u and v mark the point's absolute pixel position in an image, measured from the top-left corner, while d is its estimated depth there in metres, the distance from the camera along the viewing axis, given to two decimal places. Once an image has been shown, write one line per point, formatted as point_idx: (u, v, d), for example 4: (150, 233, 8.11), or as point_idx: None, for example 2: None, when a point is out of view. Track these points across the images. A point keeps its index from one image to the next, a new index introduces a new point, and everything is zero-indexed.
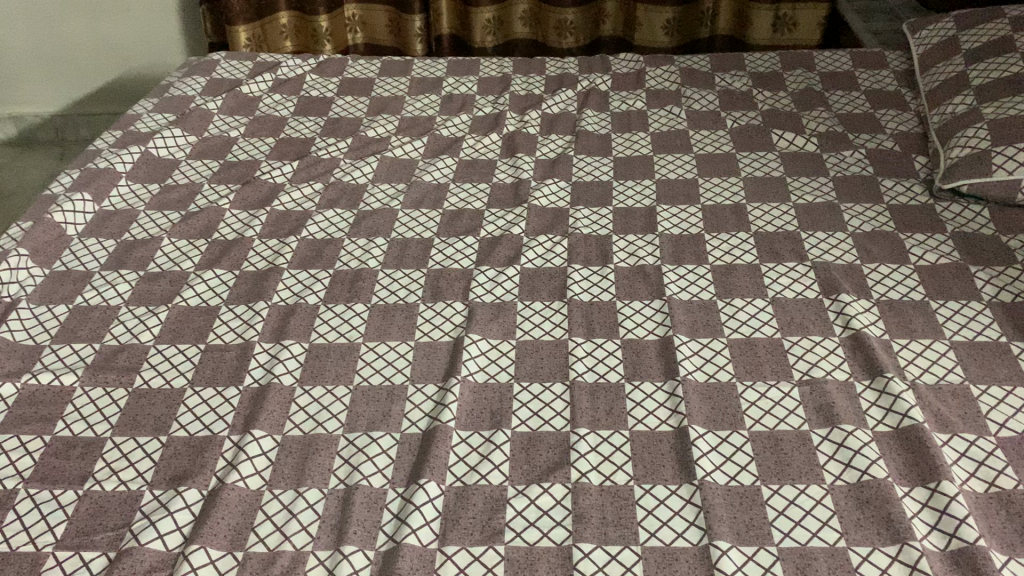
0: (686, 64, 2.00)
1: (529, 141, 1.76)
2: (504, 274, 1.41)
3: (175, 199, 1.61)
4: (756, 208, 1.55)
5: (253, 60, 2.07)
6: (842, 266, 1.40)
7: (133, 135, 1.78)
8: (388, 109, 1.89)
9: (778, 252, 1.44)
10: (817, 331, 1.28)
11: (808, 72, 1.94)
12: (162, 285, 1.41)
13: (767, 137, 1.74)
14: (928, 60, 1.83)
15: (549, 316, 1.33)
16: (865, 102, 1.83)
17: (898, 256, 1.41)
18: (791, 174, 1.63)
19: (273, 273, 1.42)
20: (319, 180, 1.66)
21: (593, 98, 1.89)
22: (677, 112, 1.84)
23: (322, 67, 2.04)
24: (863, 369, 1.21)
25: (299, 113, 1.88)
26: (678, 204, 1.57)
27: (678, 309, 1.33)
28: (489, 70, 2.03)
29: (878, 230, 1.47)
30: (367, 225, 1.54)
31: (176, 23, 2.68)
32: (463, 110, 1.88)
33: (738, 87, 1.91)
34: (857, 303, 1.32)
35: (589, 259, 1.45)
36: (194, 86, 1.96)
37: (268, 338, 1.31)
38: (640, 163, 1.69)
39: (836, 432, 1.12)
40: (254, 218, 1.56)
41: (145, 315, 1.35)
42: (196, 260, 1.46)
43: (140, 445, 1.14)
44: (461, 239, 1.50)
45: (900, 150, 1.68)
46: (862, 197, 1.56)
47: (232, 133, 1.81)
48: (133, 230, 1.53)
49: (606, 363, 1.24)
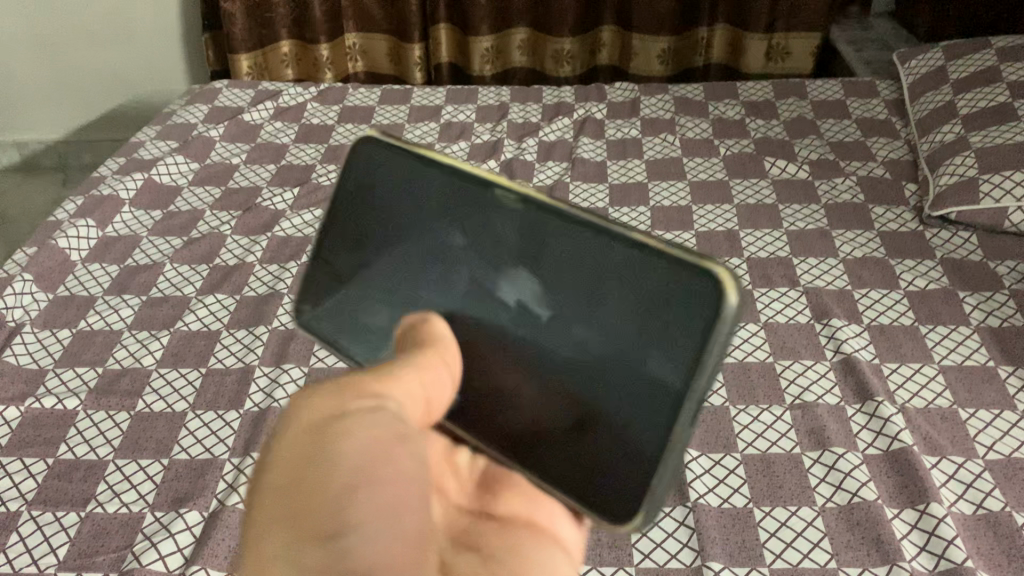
0: (680, 93, 2.03)
1: (526, 168, 1.79)
2: None
3: (177, 225, 1.64)
4: (749, 234, 1.58)
5: (255, 88, 2.10)
6: (833, 291, 1.43)
7: (136, 162, 1.81)
8: (387, 137, 1.92)
9: (770, 278, 1.46)
10: (808, 355, 1.30)
11: (800, 101, 1.98)
12: (164, 310, 1.43)
13: (759, 164, 1.77)
14: (917, 89, 1.87)
15: None
16: (856, 130, 1.86)
17: (888, 282, 1.44)
18: (783, 201, 1.66)
19: (273, 297, 1.44)
20: (320, 206, 1.69)
21: (589, 126, 1.93)
22: (672, 140, 1.87)
23: (323, 95, 2.07)
24: (853, 393, 1.23)
25: (300, 140, 1.91)
26: (673, 230, 1.60)
27: None
28: (487, 98, 2.06)
29: (869, 256, 1.50)
30: None
31: (177, 51, 2.72)
32: (462, 137, 1.91)
33: (732, 115, 1.94)
34: (848, 328, 1.34)
35: None
36: (196, 114, 2.00)
37: (268, 362, 1.33)
38: (635, 189, 1.72)
39: (827, 455, 1.14)
40: (256, 243, 1.58)
41: (147, 339, 1.37)
42: (198, 285, 1.49)
43: (142, 467, 1.16)
44: None
45: (891, 177, 1.71)
46: (854, 224, 1.59)
47: (234, 160, 1.84)
48: (135, 255, 1.56)
49: None
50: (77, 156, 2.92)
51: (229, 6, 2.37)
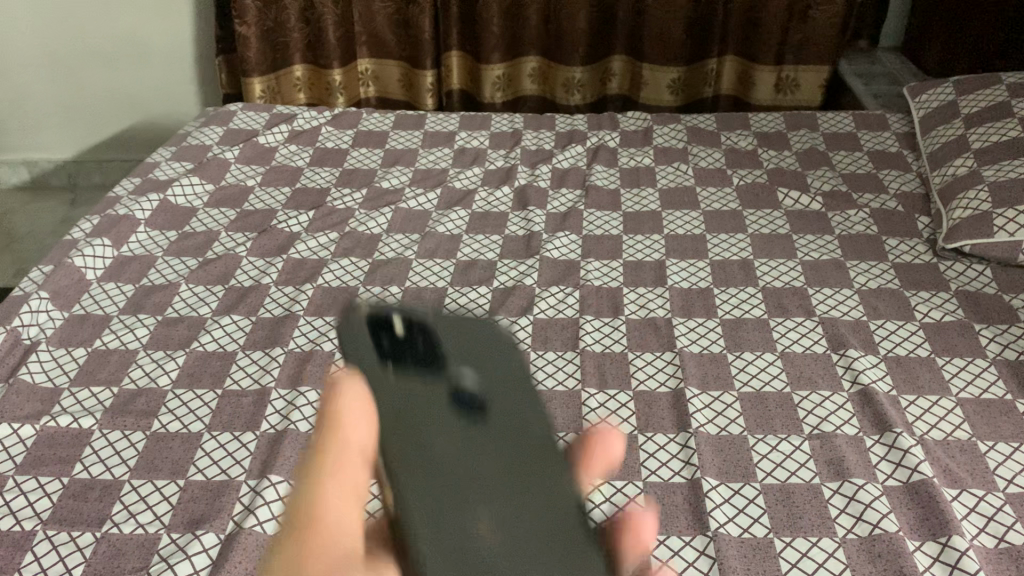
0: (692, 123, 2.05)
1: (540, 194, 1.81)
2: (517, 324, 1.44)
3: (193, 246, 1.64)
4: (764, 263, 1.58)
5: (269, 111, 2.12)
6: (849, 322, 1.43)
7: (152, 182, 1.81)
8: (402, 161, 1.93)
9: (786, 307, 1.47)
10: (826, 385, 1.30)
11: (811, 133, 1.99)
12: (180, 330, 1.43)
13: (772, 195, 1.78)
14: (930, 122, 1.88)
15: (561, 365, 1.36)
16: (868, 163, 1.88)
17: (904, 313, 1.44)
18: (797, 232, 1.67)
19: (290, 319, 1.45)
20: (335, 230, 1.69)
21: (602, 154, 1.94)
22: (685, 168, 1.88)
23: (338, 118, 2.09)
24: (871, 423, 1.23)
25: (315, 163, 1.92)
26: (687, 258, 1.61)
27: (689, 360, 1.36)
28: (500, 124, 2.07)
29: (884, 287, 1.51)
30: (381, 275, 1.57)
31: (190, 74, 2.73)
32: (476, 163, 1.92)
33: (744, 146, 1.96)
34: (865, 359, 1.34)
35: (601, 310, 1.48)
36: (211, 136, 2.01)
37: (284, 383, 1.32)
38: (649, 217, 1.73)
39: (846, 486, 1.14)
40: (272, 265, 1.58)
41: (163, 359, 1.37)
42: (214, 306, 1.49)
43: (158, 488, 1.15)
44: (474, 289, 1.54)
45: (903, 210, 1.72)
46: (868, 254, 1.59)
47: (249, 182, 1.84)
48: (151, 275, 1.56)
49: (618, 413, 1.27)
50: (86, 176, 2.92)
51: (244, 29, 2.40)
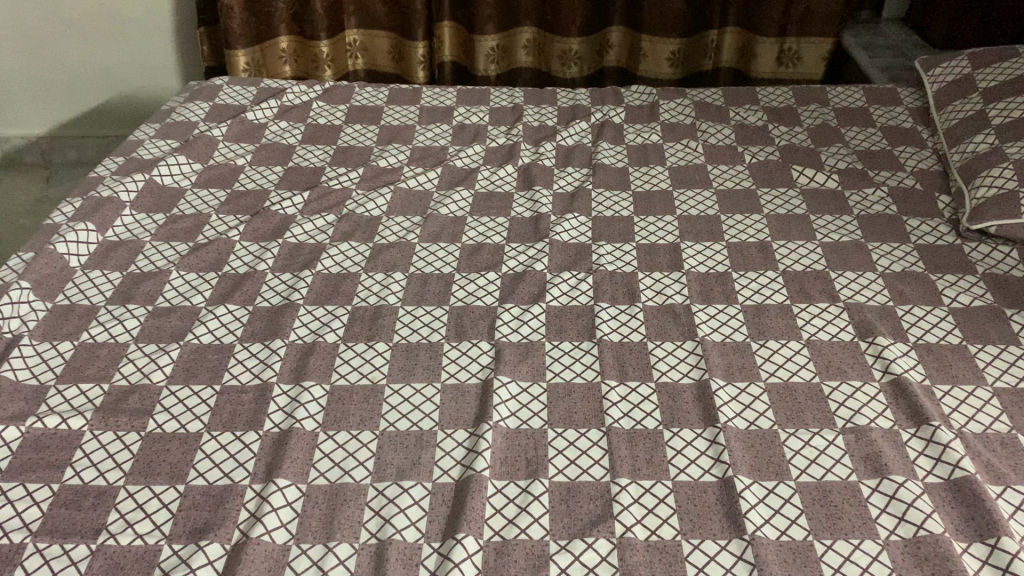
0: (699, 97, 1.97)
1: (545, 174, 1.73)
2: (529, 312, 1.38)
3: (182, 230, 1.55)
4: (783, 245, 1.52)
5: (257, 85, 2.02)
6: (875, 307, 1.37)
7: (136, 162, 1.71)
8: (398, 139, 1.84)
9: (809, 292, 1.41)
10: (856, 375, 1.25)
11: (822, 107, 1.93)
12: (173, 321, 1.35)
13: (786, 173, 1.72)
14: (945, 97, 1.82)
15: (577, 356, 1.29)
16: (882, 139, 1.81)
17: (931, 298, 1.39)
18: (815, 212, 1.61)
19: (289, 309, 1.37)
20: (333, 212, 1.61)
21: (608, 130, 1.86)
22: (694, 145, 1.81)
23: (329, 93, 1.99)
24: (907, 416, 1.18)
25: (307, 141, 1.83)
26: (702, 241, 1.54)
27: (711, 350, 1.30)
28: (500, 98, 1.99)
29: (908, 270, 1.45)
30: (384, 260, 1.49)
31: (170, 45, 2.62)
32: (476, 140, 1.84)
33: (754, 121, 1.88)
34: (895, 347, 1.29)
35: (616, 297, 1.42)
36: (196, 112, 1.91)
37: (286, 378, 1.25)
38: (660, 198, 1.66)
39: (886, 483, 1.08)
40: (267, 250, 1.50)
41: (155, 352, 1.29)
42: (208, 294, 1.40)
43: (156, 495, 1.08)
44: (482, 275, 1.46)
45: (922, 188, 1.66)
46: (889, 236, 1.53)
47: (239, 161, 1.75)
48: (139, 262, 1.47)
49: (641, 408, 1.20)
50: (61, 152, 2.80)
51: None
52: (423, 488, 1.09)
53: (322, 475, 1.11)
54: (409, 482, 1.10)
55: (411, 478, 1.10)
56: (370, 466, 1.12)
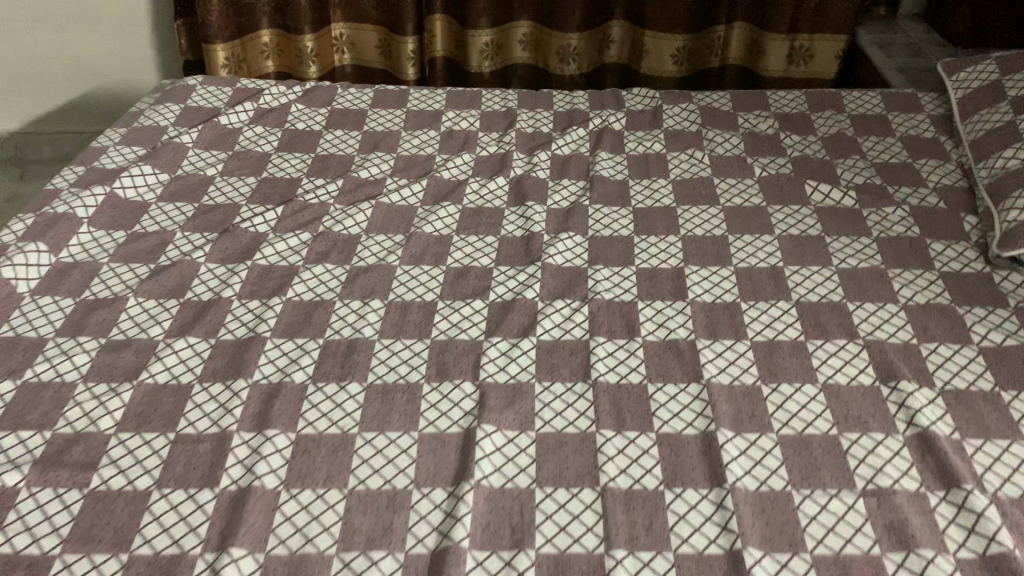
0: (705, 102, 1.84)
1: (539, 187, 1.61)
2: (518, 348, 1.26)
3: (144, 250, 1.42)
4: (796, 271, 1.40)
5: (233, 86, 1.89)
6: (897, 345, 1.25)
7: (97, 171, 1.58)
8: (382, 146, 1.72)
9: (825, 326, 1.29)
10: (878, 427, 1.13)
11: (837, 114, 1.80)
12: (126, 357, 1.22)
13: (799, 188, 1.59)
14: (970, 106, 1.69)
15: (570, 401, 1.17)
16: (902, 150, 1.69)
17: (959, 335, 1.26)
18: (831, 233, 1.48)
19: (255, 343, 1.25)
20: (308, 229, 1.48)
21: (607, 138, 1.73)
22: (700, 156, 1.68)
23: (309, 95, 1.86)
24: (936, 477, 1.06)
25: (284, 148, 1.70)
26: (708, 265, 1.42)
27: (717, 395, 1.18)
28: (492, 102, 1.86)
29: (933, 302, 1.33)
30: (361, 285, 1.37)
31: (147, 38, 2.49)
32: (466, 149, 1.72)
33: (764, 129, 1.76)
34: (920, 394, 1.17)
35: (613, 330, 1.30)
36: (167, 115, 1.78)
37: (248, 426, 1.13)
38: (662, 215, 1.54)
39: (913, 559, 0.97)
40: (234, 274, 1.38)
41: (105, 394, 1.17)
42: (167, 325, 1.28)
43: (95, 566, 0.96)
44: (468, 304, 1.34)
45: (946, 206, 1.53)
46: (911, 262, 1.41)
47: (209, 171, 1.62)
48: (94, 286, 1.34)
49: (640, 463, 1.09)
50: (35, 149, 2.67)
51: None
52: (395, 560, 0.97)
53: (282, 543, 0.99)
54: (379, 552, 0.98)
55: (382, 547, 0.99)
56: (336, 532, 1.00)
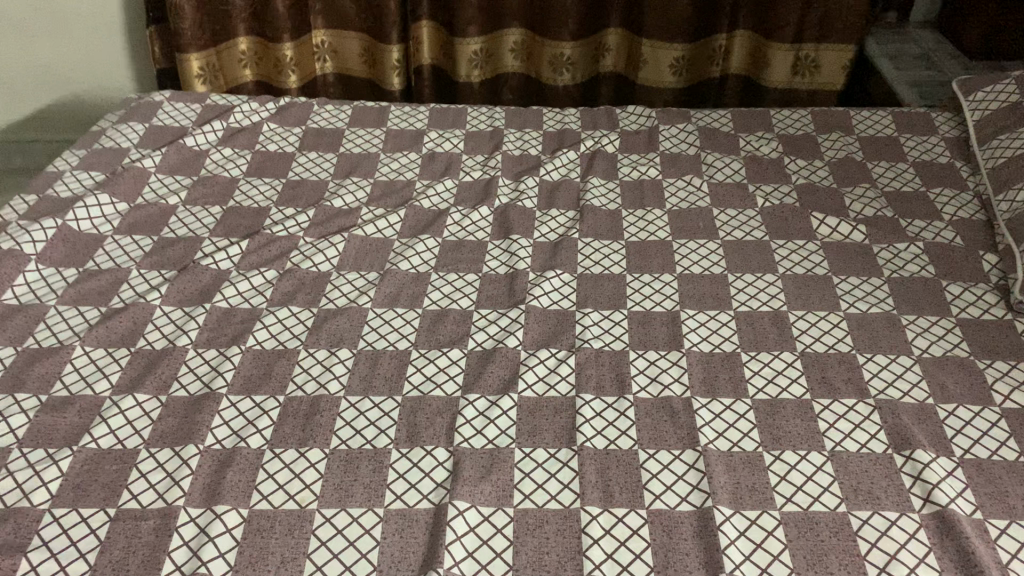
0: (704, 123, 1.73)
1: (525, 217, 1.50)
2: (498, 407, 1.15)
3: (95, 290, 1.31)
4: (801, 316, 1.29)
5: (203, 103, 1.78)
6: (912, 406, 1.15)
7: (50, 201, 1.47)
8: (358, 171, 1.61)
9: (832, 382, 1.18)
10: (891, 504, 1.02)
11: (845, 136, 1.69)
12: (67, 417, 1.11)
13: (804, 221, 1.48)
14: (988, 129, 1.58)
15: (552, 471, 1.07)
16: (915, 177, 1.57)
17: (979, 394, 1.16)
18: (838, 272, 1.37)
19: (209, 401, 1.14)
20: (274, 266, 1.38)
21: (600, 162, 1.62)
22: (698, 183, 1.57)
23: (283, 113, 1.76)
24: (957, 565, 0.96)
25: (253, 173, 1.59)
26: (706, 309, 1.31)
27: (714, 464, 1.08)
28: (478, 121, 1.75)
29: (950, 355, 1.22)
30: (329, 331, 1.26)
31: (118, 42, 2.37)
32: (448, 174, 1.61)
33: (767, 153, 1.65)
34: (938, 465, 1.06)
35: (602, 385, 1.19)
36: (130, 135, 1.67)
37: (197, 501, 1.03)
38: (657, 250, 1.43)
39: None
40: (192, 318, 1.27)
41: (41, 462, 1.06)
42: (115, 379, 1.17)
43: None
44: (444, 353, 1.23)
45: (963, 242, 1.42)
46: (926, 307, 1.30)
47: (171, 199, 1.51)
48: (38, 333, 1.23)
49: (629, 547, 0.98)
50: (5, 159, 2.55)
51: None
52: None
53: None
54: None
55: None
56: None
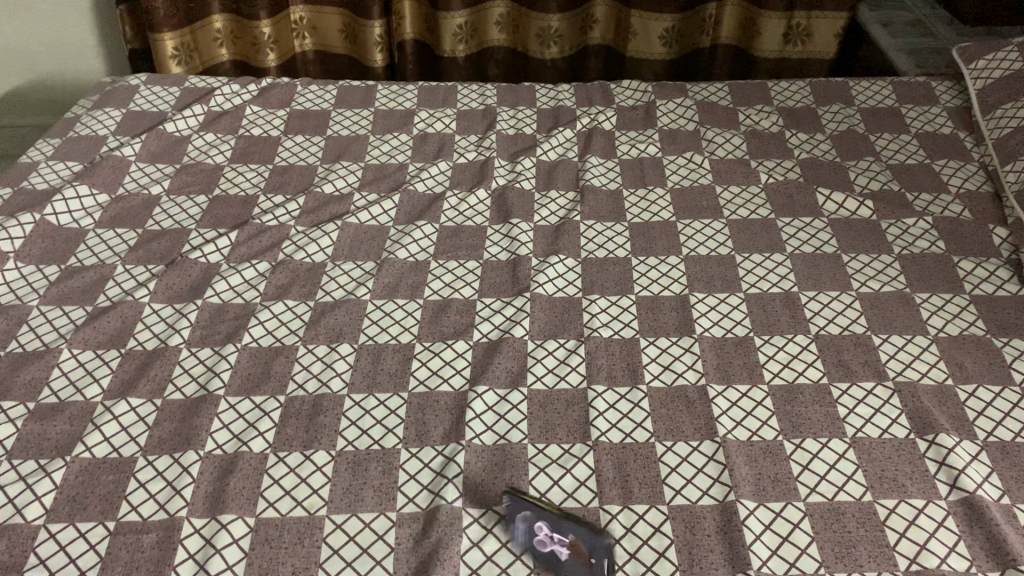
0: (702, 97, 1.69)
1: (523, 200, 1.45)
2: (508, 402, 1.11)
3: (80, 288, 1.25)
4: (813, 297, 1.26)
5: (181, 86, 1.71)
6: (931, 388, 1.12)
7: (26, 194, 1.40)
8: (348, 154, 1.55)
9: (849, 366, 1.15)
10: (917, 492, 1.00)
11: (845, 109, 1.65)
12: (58, 425, 1.06)
13: (810, 196, 1.45)
14: (991, 98, 1.55)
15: (568, 468, 1.03)
16: (919, 149, 1.54)
17: (998, 374, 1.14)
18: (847, 249, 1.34)
19: (207, 404, 1.09)
20: (266, 257, 1.32)
21: (597, 140, 1.58)
22: (699, 160, 1.53)
23: (266, 95, 1.69)
24: (987, 553, 0.94)
25: (238, 159, 1.53)
26: (716, 292, 1.27)
27: (735, 455, 1.04)
28: (469, 100, 1.70)
29: (967, 334, 1.20)
30: (328, 325, 1.21)
31: (89, 24, 2.28)
32: (442, 156, 1.55)
33: (768, 127, 1.61)
34: (961, 449, 1.04)
35: (614, 375, 1.15)
36: (105, 122, 1.59)
37: (200, 510, 0.98)
38: (662, 231, 1.39)
39: None
40: (183, 315, 1.22)
41: (33, 475, 1.00)
42: (107, 383, 1.12)
43: None
44: (449, 346, 1.19)
45: (972, 216, 1.39)
46: (938, 284, 1.27)
47: (154, 189, 1.45)
48: (22, 336, 1.17)
49: (652, 544, 0.95)
50: None
51: None
52: None
53: None
54: None
55: None
56: None
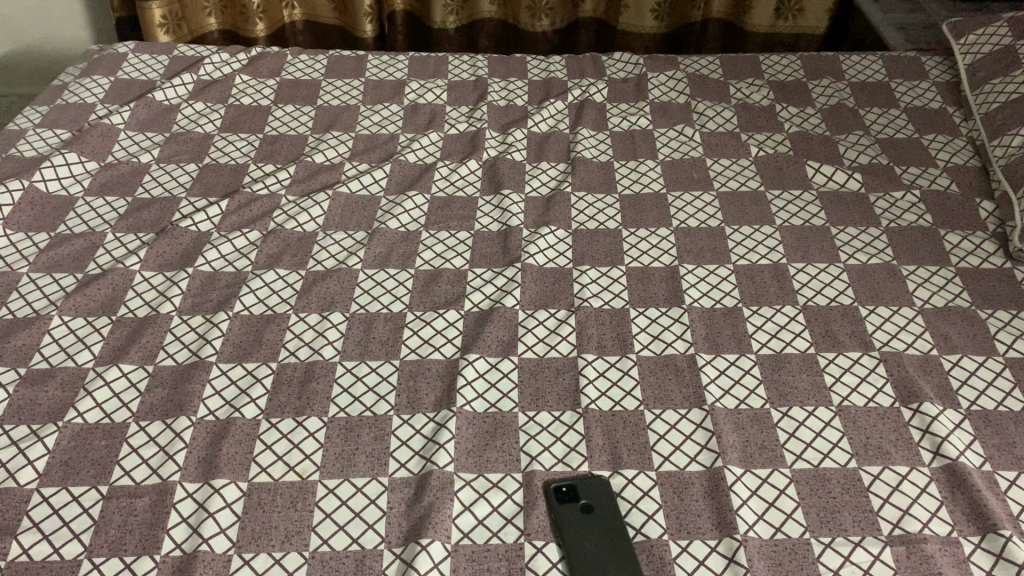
0: (693, 71, 1.69)
1: (514, 171, 1.45)
2: (499, 371, 1.12)
3: (70, 256, 1.25)
4: (802, 269, 1.27)
5: (170, 55, 1.70)
6: (916, 358, 1.14)
7: (14, 161, 1.39)
8: (339, 124, 1.55)
9: (836, 336, 1.17)
10: (901, 459, 1.01)
11: (836, 83, 1.66)
12: (50, 392, 1.06)
13: (799, 169, 1.45)
14: (980, 73, 1.55)
15: (557, 435, 1.04)
16: (908, 123, 1.55)
17: (983, 344, 1.15)
18: (836, 221, 1.35)
19: (199, 370, 1.10)
20: (256, 226, 1.32)
21: (588, 113, 1.58)
22: (690, 132, 1.54)
23: (255, 64, 1.68)
24: (968, 518, 0.95)
25: (228, 128, 1.52)
26: (705, 263, 1.28)
27: (723, 423, 1.06)
28: (460, 71, 1.70)
29: (952, 306, 1.21)
30: (320, 294, 1.22)
31: None
32: (433, 126, 1.55)
33: (758, 100, 1.62)
34: (944, 417, 1.06)
35: (603, 345, 1.16)
36: (93, 90, 1.58)
37: (194, 475, 0.99)
38: (652, 203, 1.39)
39: None
40: (174, 283, 1.22)
41: (26, 440, 1.00)
42: (98, 351, 1.12)
43: None
44: (440, 315, 1.19)
45: (959, 190, 1.41)
46: (925, 257, 1.29)
47: (144, 158, 1.44)
48: (12, 303, 1.17)
49: (640, 509, 0.96)
50: None
51: None
52: None
53: None
54: None
55: None
56: None
